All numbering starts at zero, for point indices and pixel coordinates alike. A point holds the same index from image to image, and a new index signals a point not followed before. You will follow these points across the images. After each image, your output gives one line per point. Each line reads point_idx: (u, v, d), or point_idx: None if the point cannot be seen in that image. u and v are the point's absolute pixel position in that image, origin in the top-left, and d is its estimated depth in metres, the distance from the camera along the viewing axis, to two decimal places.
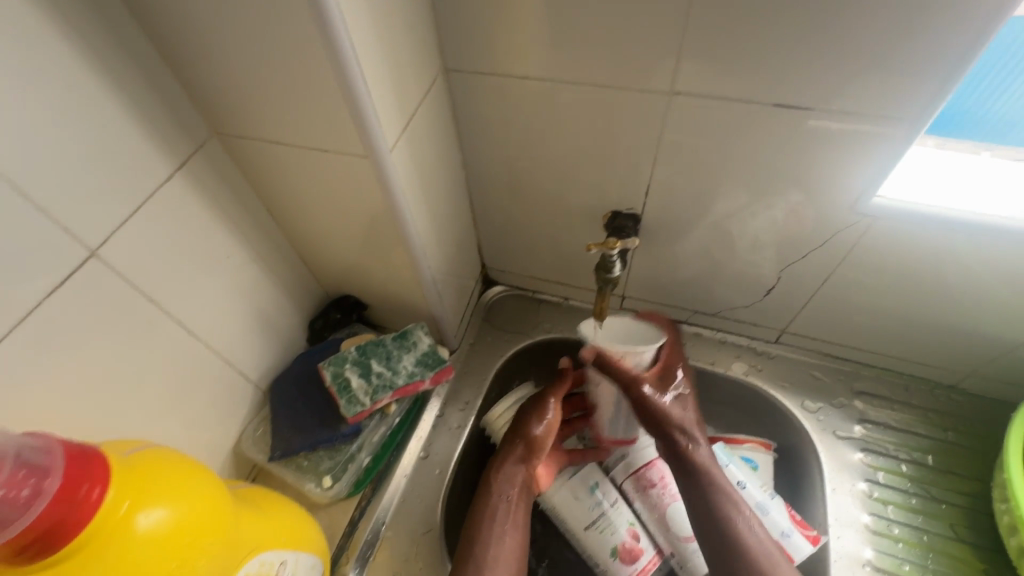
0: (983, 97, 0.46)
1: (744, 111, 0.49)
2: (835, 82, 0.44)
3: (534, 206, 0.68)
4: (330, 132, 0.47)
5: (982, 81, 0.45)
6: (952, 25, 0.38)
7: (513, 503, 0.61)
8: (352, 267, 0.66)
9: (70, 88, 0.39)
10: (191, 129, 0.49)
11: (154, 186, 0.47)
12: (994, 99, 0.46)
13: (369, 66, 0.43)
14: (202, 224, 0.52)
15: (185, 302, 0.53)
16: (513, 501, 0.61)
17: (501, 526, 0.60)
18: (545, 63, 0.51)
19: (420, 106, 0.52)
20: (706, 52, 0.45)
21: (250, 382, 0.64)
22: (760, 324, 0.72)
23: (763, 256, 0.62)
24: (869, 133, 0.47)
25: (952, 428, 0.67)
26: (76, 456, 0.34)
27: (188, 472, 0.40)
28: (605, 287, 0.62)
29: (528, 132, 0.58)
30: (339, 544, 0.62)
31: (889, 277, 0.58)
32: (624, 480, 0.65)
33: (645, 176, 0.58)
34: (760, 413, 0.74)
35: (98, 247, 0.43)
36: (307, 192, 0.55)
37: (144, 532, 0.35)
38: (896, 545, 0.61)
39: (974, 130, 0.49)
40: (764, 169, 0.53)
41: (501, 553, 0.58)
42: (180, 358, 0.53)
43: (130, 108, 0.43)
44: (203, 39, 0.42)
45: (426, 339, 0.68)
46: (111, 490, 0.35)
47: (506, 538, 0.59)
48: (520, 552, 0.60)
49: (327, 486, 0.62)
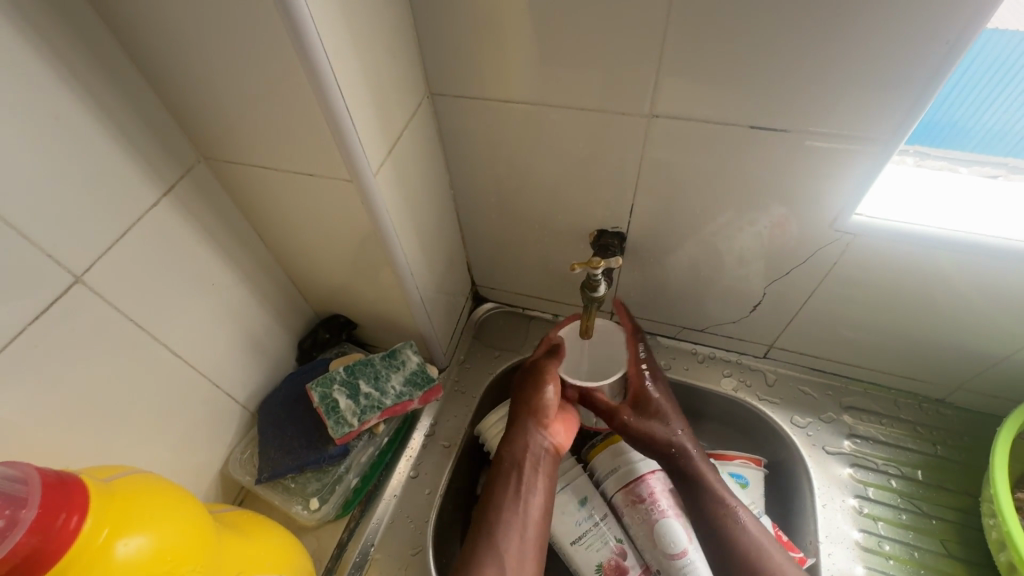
0: (972, 110, 0.46)
1: (724, 135, 0.50)
2: (808, 109, 0.46)
3: (521, 225, 0.68)
4: (316, 157, 0.48)
5: (967, 97, 0.45)
6: (920, 50, 0.40)
7: (527, 474, 0.61)
8: (340, 287, 0.66)
9: (59, 119, 0.40)
10: (179, 155, 0.50)
11: (141, 211, 0.47)
12: (983, 111, 0.46)
13: (354, 95, 0.44)
14: (189, 247, 0.52)
15: (171, 325, 0.53)
16: (528, 468, 0.62)
17: (516, 497, 0.60)
18: (530, 88, 0.52)
19: (406, 130, 0.54)
20: (684, 76, 0.47)
21: (237, 403, 0.64)
22: (748, 339, 0.73)
23: (748, 271, 0.63)
24: (844, 152, 0.47)
25: (941, 442, 0.67)
26: (53, 485, 0.34)
27: (165, 498, 0.40)
28: (591, 305, 0.63)
29: (514, 154, 0.59)
30: (327, 566, 0.62)
31: (871, 292, 0.59)
32: (615, 493, 0.65)
33: (629, 194, 0.59)
34: (751, 429, 0.74)
35: (83, 273, 0.44)
36: (294, 215, 0.56)
37: (124, 560, 0.35)
38: (888, 562, 0.60)
39: (966, 140, 0.49)
40: (746, 186, 0.53)
41: (517, 525, 0.58)
42: (166, 381, 0.53)
43: (118, 135, 0.44)
44: (190, 68, 0.43)
45: (415, 358, 0.68)
46: (89, 518, 0.34)
47: (522, 509, 0.59)
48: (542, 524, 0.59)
49: (314, 508, 0.62)
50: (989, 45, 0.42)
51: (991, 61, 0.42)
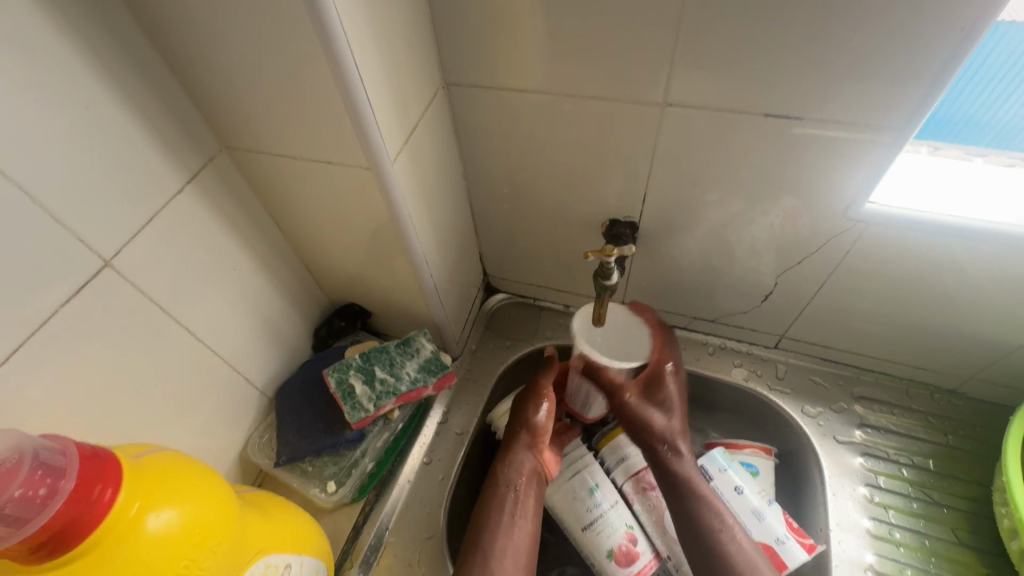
0: (989, 104, 0.46)
1: (737, 123, 0.50)
2: (822, 97, 0.46)
3: (533, 215, 0.69)
4: (335, 145, 0.48)
5: (985, 89, 0.45)
6: (937, 37, 0.40)
7: (521, 492, 0.62)
8: (355, 276, 0.67)
9: (88, 106, 0.41)
10: (201, 144, 0.51)
11: (165, 198, 0.48)
12: (1000, 105, 0.46)
13: (373, 85, 0.45)
14: (210, 234, 0.54)
15: (194, 310, 0.54)
16: (521, 490, 0.62)
17: (511, 516, 0.61)
18: (544, 77, 0.53)
19: (422, 120, 0.54)
20: (699, 64, 0.47)
21: (255, 389, 0.65)
22: (759, 329, 0.73)
23: (760, 262, 0.63)
24: (858, 140, 0.48)
25: (953, 433, 0.67)
26: (89, 458, 0.36)
27: (193, 474, 0.41)
28: (604, 293, 0.63)
29: (528, 144, 0.60)
30: (343, 548, 0.64)
31: (884, 282, 0.59)
32: (624, 481, 0.67)
33: (641, 184, 0.59)
34: (761, 419, 0.75)
35: (112, 257, 0.45)
36: (312, 204, 0.57)
37: (154, 532, 0.36)
38: (898, 550, 0.61)
39: (980, 135, 0.50)
40: (760, 176, 0.54)
41: (511, 545, 0.59)
42: (188, 365, 0.55)
43: (144, 124, 0.45)
44: (213, 58, 0.44)
45: (428, 345, 0.69)
46: (123, 491, 0.36)
47: (515, 528, 0.60)
48: (531, 543, 0.60)
49: (331, 491, 0.64)
50: (1007, 37, 0.42)
51: (1009, 56, 0.43)
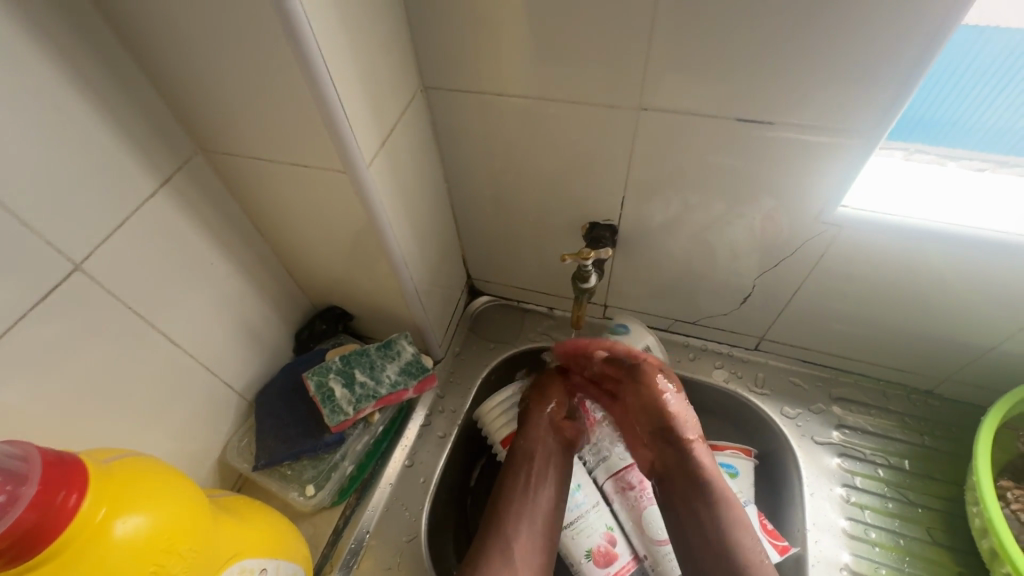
0: (972, 110, 0.47)
1: (711, 127, 0.50)
2: (795, 102, 0.46)
3: (515, 217, 0.69)
4: (312, 150, 0.48)
5: (971, 91, 0.45)
6: (903, 44, 0.40)
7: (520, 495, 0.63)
8: (336, 279, 0.67)
9: (59, 109, 0.40)
10: (176, 147, 0.50)
11: (139, 202, 0.48)
12: (983, 111, 0.47)
13: (347, 88, 0.45)
14: (186, 237, 0.53)
15: (170, 314, 0.54)
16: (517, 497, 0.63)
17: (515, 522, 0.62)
18: (521, 82, 0.53)
19: (400, 123, 0.54)
20: (673, 68, 0.47)
21: (234, 392, 0.65)
22: (740, 330, 0.73)
23: (739, 264, 0.64)
24: (829, 144, 0.48)
25: (929, 433, 0.68)
26: (52, 464, 0.35)
27: (163, 480, 0.41)
28: (582, 296, 0.65)
29: (507, 147, 0.60)
30: (323, 552, 0.64)
31: (859, 284, 0.59)
32: (606, 480, 0.68)
33: (620, 187, 0.60)
34: (741, 420, 0.75)
35: (83, 261, 0.45)
36: (290, 206, 0.57)
37: (122, 538, 0.36)
38: (873, 550, 0.62)
39: (964, 140, 0.50)
40: (735, 179, 0.54)
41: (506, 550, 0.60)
42: (163, 369, 0.54)
43: (116, 126, 0.45)
44: (185, 60, 0.44)
45: (410, 348, 0.69)
46: (89, 497, 0.36)
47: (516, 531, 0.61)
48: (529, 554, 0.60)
49: (309, 495, 0.63)
50: (992, 42, 0.42)
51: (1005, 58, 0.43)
